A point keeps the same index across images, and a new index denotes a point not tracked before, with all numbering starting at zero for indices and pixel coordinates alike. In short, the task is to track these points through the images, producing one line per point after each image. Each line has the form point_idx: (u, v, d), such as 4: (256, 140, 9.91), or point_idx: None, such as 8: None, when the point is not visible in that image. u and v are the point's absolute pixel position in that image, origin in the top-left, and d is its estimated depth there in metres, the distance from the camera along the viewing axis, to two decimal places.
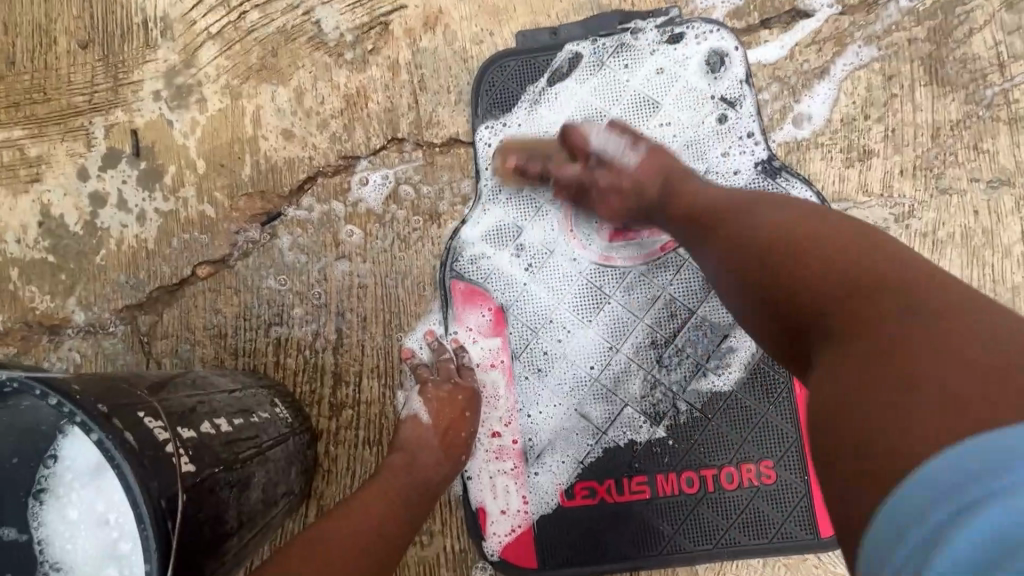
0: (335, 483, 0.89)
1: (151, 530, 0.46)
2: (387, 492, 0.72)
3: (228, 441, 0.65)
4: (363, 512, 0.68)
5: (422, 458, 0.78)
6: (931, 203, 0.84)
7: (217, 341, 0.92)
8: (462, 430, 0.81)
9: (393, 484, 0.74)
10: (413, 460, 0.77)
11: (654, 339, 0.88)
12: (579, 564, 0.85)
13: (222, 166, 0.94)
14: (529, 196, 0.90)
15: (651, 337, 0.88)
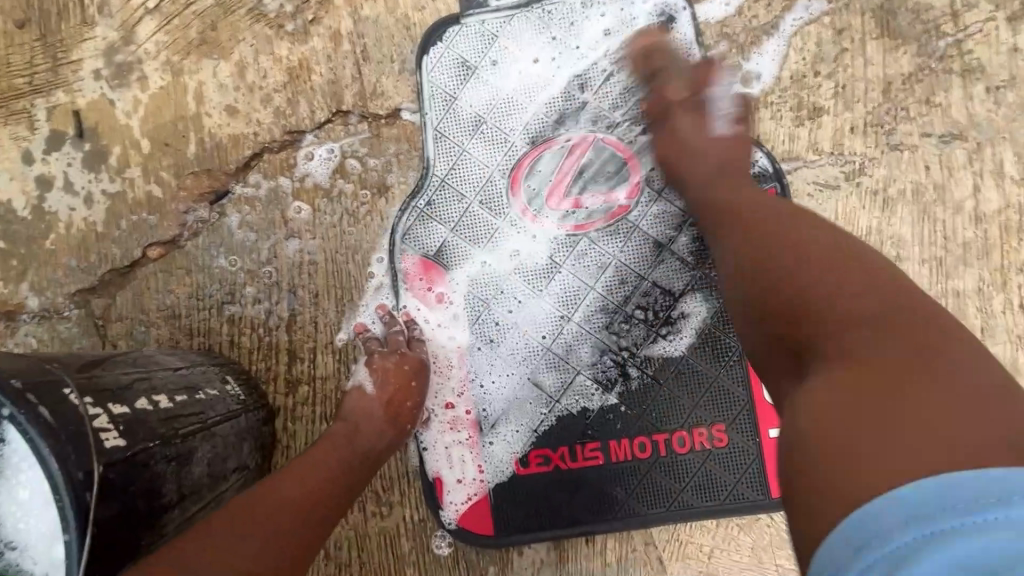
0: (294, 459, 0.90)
1: (68, 501, 0.48)
2: (326, 457, 0.73)
3: (167, 417, 0.65)
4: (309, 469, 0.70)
5: (366, 426, 0.79)
6: (882, 159, 0.83)
7: (171, 322, 0.92)
8: (407, 399, 0.82)
9: (337, 452, 0.74)
10: (358, 428, 0.78)
11: (605, 306, 0.88)
12: (535, 530, 0.86)
13: (167, 145, 0.92)
14: (477, 166, 0.89)
15: (602, 304, 0.88)
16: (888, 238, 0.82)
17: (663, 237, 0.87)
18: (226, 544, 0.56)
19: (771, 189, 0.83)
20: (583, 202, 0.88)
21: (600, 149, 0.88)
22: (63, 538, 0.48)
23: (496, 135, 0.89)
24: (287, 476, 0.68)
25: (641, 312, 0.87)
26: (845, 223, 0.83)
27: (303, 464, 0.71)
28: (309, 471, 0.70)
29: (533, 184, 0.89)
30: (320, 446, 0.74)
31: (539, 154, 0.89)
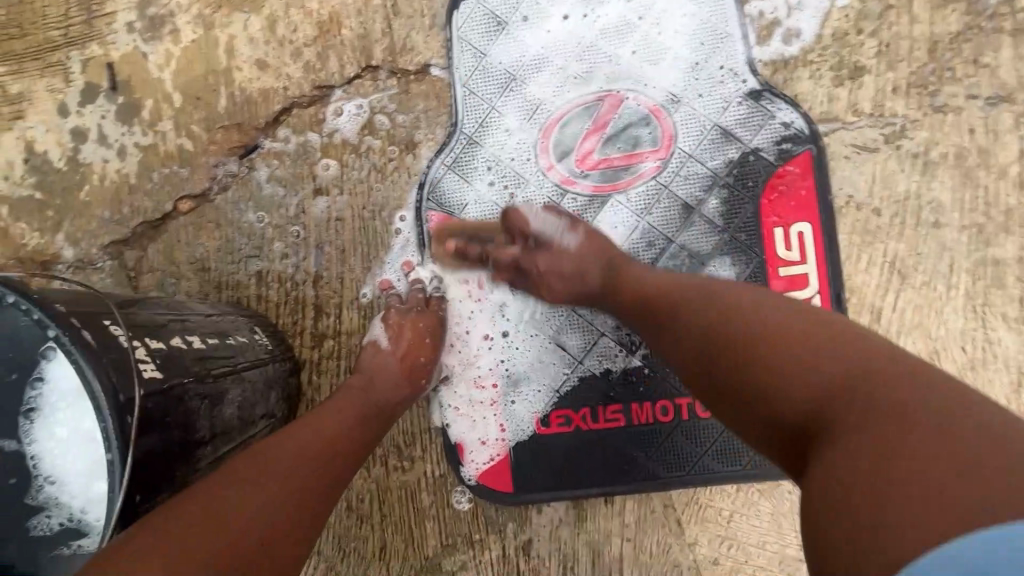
0: None
1: (110, 420, 0.49)
2: (344, 408, 0.73)
3: (200, 357, 0.67)
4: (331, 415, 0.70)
5: (381, 381, 0.79)
6: (924, 122, 0.80)
7: (201, 275, 0.93)
8: (421, 353, 0.83)
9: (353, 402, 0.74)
10: (374, 379, 0.79)
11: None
12: (555, 488, 0.87)
13: (199, 99, 0.93)
14: (507, 125, 0.89)
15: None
16: (927, 203, 0.80)
17: (691, 200, 0.85)
18: (252, 497, 0.56)
19: (806, 152, 0.82)
20: (613, 162, 0.87)
21: (632, 108, 0.87)
22: (107, 457, 0.49)
23: (527, 92, 0.89)
24: (305, 425, 0.67)
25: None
26: (882, 186, 0.81)
27: (323, 415, 0.70)
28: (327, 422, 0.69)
29: (562, 143, 0.88)
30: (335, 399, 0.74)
31: (570, 112, 0.88)
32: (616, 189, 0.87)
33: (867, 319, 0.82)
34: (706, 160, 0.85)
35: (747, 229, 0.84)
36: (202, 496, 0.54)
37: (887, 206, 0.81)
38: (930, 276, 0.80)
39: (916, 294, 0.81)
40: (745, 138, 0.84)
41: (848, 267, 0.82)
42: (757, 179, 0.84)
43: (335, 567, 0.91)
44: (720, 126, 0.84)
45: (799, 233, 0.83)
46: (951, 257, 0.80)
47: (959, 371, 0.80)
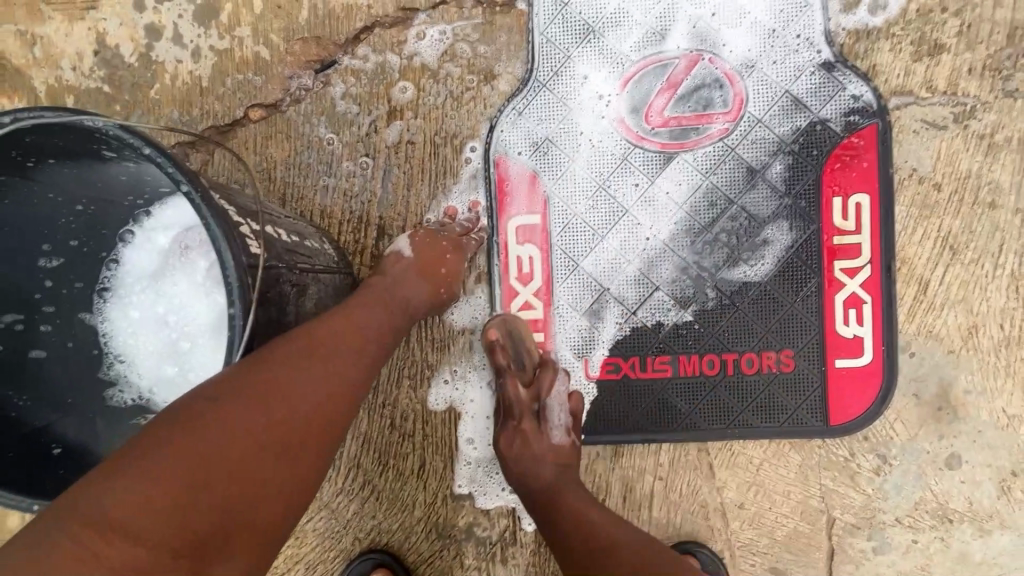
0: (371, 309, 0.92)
1: (234, 277, 0.51)
2: (371, 302, 0.71)
3: (289, 249, 0.68)
4: (370, 308, 0.69)
5: (403, 286, 0.77)
6: (994, 104, 0.83)
7: (266, 184, 0.94)
8: (441, 266, 0.82)
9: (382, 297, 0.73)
10: (399, 284, 0.77)
11: (691, 226, 0.88)
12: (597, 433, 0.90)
13: (279, 8, 0.93)
14: (581, 74, 0.89)
15: (689, 225, 0.88)
16: (986, 183, 0.83)
17: (757, 163, 0.86)
18: (291, 378, 0.56)
19: (873, 125, 0.84)
20: (683, 121, 0.87)
21: (707, 69, 0.87)
22: (230, 312, 0.51)
23: (604, 43, 0.89)
24: (340, 325, 0.64)
25: (725, 234, 0.87)
26: (946, 163, 0.84)
27: (362, 305, 0.69)
28: (356, 313, 0.67)
29: (636, 99, 0.88)
30: (365, 293, 0.73)
31: (646, 69, 0.88)
32: (683, 148, 0.88)
33: (914, 289, 0.85)
34: (774, 126, 0.86)
35: (808, 197, 0.86)
36: (255, 366, 0.55)
37: (948, 182, 0.84)
38: (980, 254, 0.84)
39: (963, 270, 0.84)
40: (815, 108, 0.85)
41: (904, 238, 0.85)
42: (823, 148, 0.85)
43: (373, 480, 0.95)
44: (791, 95, 0.86)
45: (857, 203, 0.85)
46: (1002, 238, 0.84)
47: (994, 346, 0.85)
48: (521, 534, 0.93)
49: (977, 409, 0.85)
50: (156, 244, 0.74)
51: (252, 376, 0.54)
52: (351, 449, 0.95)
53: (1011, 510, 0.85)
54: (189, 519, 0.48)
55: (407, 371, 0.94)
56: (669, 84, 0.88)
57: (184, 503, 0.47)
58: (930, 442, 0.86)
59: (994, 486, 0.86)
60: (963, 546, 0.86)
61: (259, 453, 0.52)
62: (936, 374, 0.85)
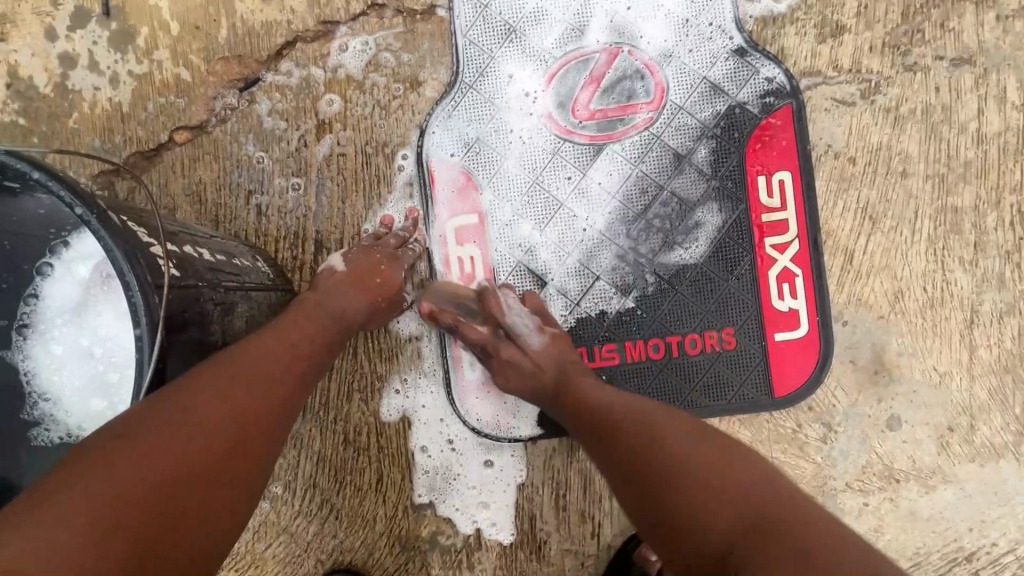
0: None
1: (139, 297, 0.50)
2: (299, 315, 0.71)
3: (212, 268, 0.67)
4: (305, 324, 0.70)
5: (339, 295, 0.76)
6: (895, 79, 0.87)
7: (197, 207, 0.93)
8: (378, 276, 0.80)
9: (316, 310, 0.73)
10: (334, 289, 0.76)
11: (627, 215, 0.90)
12: (553, 427, 0.91)
13: (197, 29, 0.92)
14: (506, 74, 0.90)
15: (624, 214, 0.90)
16: (896, 154, 0.88)
17: (682, 149, 0.89)
18: (222, 404, 0.56)
19: (787, 105, 0.88)
20: (609, 113, 0.89)
21: (626, 61, 0.89)
22: (135, 333, 0.50)
23: (526, 42, 0.90)
24: (269, 340, 0.65)
25: (659, 219, 0.89)
26: (858, 137, 0.88)
27: (293, 320, 0.70)
28: (286, 330, 0.68)
29: (563, 93, 0.90)
30: (295, 312, 0.72)
31: (568, 65, 0.90)
32: (611, 139, 0.89)
33: (840, 260, 0.88)
34: (696, 112, 0.89)
35: (733, 178, 0.88)
36: (177, 390, 0.55)
37: (861, 156, 0.88)
38: (897, 222, 0.88)
39: (883, 238, 0.88)
40: (732, 92, 0.88)
41: (826, 211, 0.88)
42: (743, 130, 0.88)
43: (331, 499, 0.93)
44: (709, 81, 0.88)
45: (780, 180, 0.88)
46: (916, 204, 0.88)
47: (919, 309, 0.88)
48: (486, 539, 0.92)
49: (910, 370, 0.89)
50: (77, 274, 0.70)
51: (172, 407, 0.53)
52: (305, 469, 0.93)
53: (951, 465, 0.89)
54: (116, 544, 0.45)
55: (356, 385, 0.93)
56: (595, 75, 0.89)
57: (93, 541, 0.44)
58: (870, 406, 0.89)
59: (934, 443, 0.89)
60: (911, 504, 0.89)
61: (197, 467, 0.51)
62: (869, 340, 0.89)
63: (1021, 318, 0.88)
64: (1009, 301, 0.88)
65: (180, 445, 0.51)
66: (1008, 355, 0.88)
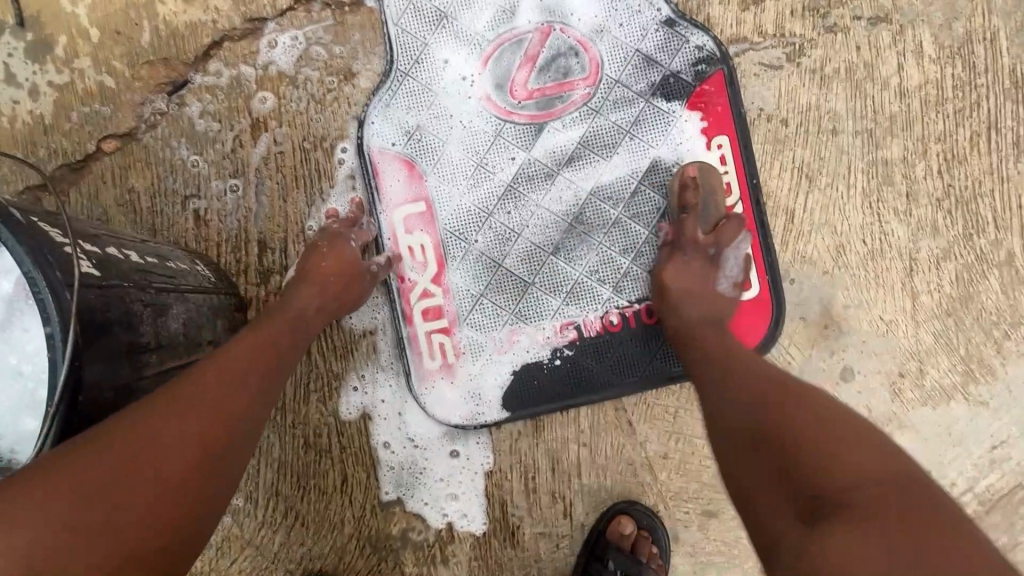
0: None
1: (48, 296, 0.50)
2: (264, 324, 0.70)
3: (140, 269, 0.65)
4: (275, 332, 0.69)
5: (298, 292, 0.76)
6: (818, 41, 0.90)
7: (133, 217, 0.90)
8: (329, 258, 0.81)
9: (286, 318, 0.72)
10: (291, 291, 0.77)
11: (575, 193, 0.90)
12: (517, 409, 0.90)
13: (119, 34, 0.89)
14: (440, 59, 0.90)
15: (572, 192, 0.90)
16: (825, 113, 0.90)
17: (622, 121, 0.90)
18: (197, 421, 0.55)
19: (719, 71, 0.89)
20: (546, 91, 0.90)
21: (559, 40, 0.90)
22: (47, 332, 0.50)
23: (457, 26, 0.90)
24: (240, 353, 0.63)
25: (606, 194, 0.90)
26: (787, 99, 0.90)
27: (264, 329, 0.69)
28: (258, 340, 0.66)
29: (500, 74, 0.90)
30: (269, 321, 0.71)
31: (502, 47, 0.90)
32: (550, 117, 0.90)
33: (782, 220, 0.91)
34: (631, 84, 0.90)
35: (674, 145, 0.89)
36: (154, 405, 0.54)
37: (793, 117, 0.90)
38: (833, 178, 0.90)
39: (821, 195, 0.90)
40: (665, 62, 0.90)
41: (764, 174, 0.91)
42: (679, 98, 0.89)
43: (295, 505, 0.91)
44: (642, 53, 0.90)
45: (719, 146, 0.89)
46: (848, 160, 0.90)
47: (861, 261, 0.91)
48: (458, 531, 0.90)
49: (858, 322, 0.91)
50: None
51: (148, 424, 0.52)
52: (266, 477, 0.91)
53: (905, 411, 0.91)
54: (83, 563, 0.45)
55: (313, 386, 0.91)
56: (530, 55, 0.90)
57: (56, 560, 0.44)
58: (823, 359, 0.91)
59: (888, 390, 0.91)
60: None
61: (176, 489, 0.51)
62: (816, 296, 0.91)
63: (957, 262, 0.91)
64: (945, 247, 0.91)
65: (153, 465, 0.51)
66: (949, 299, 0.91)
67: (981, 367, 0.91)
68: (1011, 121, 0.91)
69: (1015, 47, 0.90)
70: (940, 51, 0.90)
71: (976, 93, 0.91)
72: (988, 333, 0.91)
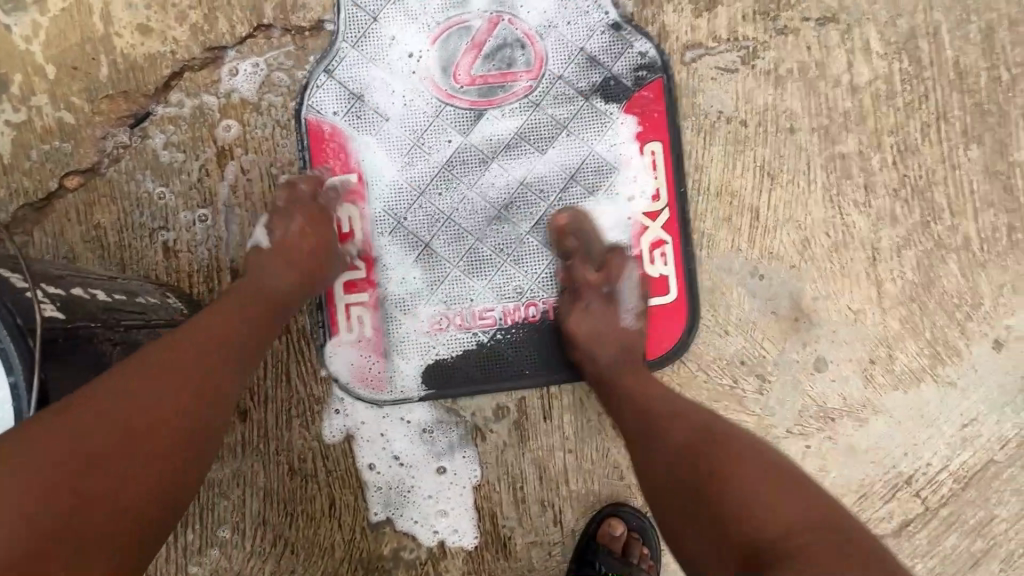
0: None
1: (11, 345, 0.50)
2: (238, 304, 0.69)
3: (107, 307, 0.65)
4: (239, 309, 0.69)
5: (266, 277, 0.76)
6: (770, 43, 0.93)
7: (101, 253, 0.88)
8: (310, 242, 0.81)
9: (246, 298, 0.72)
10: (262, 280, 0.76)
11: (508, 181, 0.91)
12: (435, 394, 0.90)
13: (75, 70, 0.88)
14: (388, 36, 0.90)
15: (505, 181, 0.91)
16: (782, 112, 0.93)
17: (558, 116, 0.91)
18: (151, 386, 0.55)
19: (658, 80, 0.92)
20: (489, 79, 0.91)
21: (507, 30, 0.91)
22: (9, 381, 0.49)
23: (408, 5, 0.90)
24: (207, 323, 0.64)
25: (539, 187, 0.91)
26: (745, 101, 0.93)
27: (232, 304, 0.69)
28: (221, 313, 0.67)
29: (444, 54, 0.90)
30: (237, 296, 0.71)
31: (450, 29, 0.90)
32: (491, 105, 0.91)
33: (748, 218, 0.93)
34: (573, 82, 0.91)
35: (604, 143, 0.91)
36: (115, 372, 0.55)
37: (751, 118, 0.93)
38: (793, 175, 0.93)
39: (783, 191, 0.93)
40: (608, 64, 0.91)
41: (727, 174, 0.93)
42: (616, 101, 0.91)
43: (284, 533, 0.90)
44: (586, 52, 0.91)
45: (652, 152, 0.92)
46: (807, 156, 0.93)
47: (826, 254, 0.93)
48: (449, 546, 0.90)
49: (827, 313, 0.93)
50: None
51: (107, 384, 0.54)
52: (252, 506, 0.90)
53: (878, 396, 0.94)
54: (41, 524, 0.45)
55: (295, 411, 0.90)
56: (478, 41, 0.91)
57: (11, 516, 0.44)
58: (797, 351, 0.93)
59: (860, 378, 0.94)
60: (848, 439, 0.94)
61: (128, 450, 0.51)
62: (786, 290, 0.93)
63: (917, 249, 0.94)
64: (904, 235, 0.94)
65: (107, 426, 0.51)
66: (912, 285, 0.94)
67: (946, 349, 0.94)
68: (957, 112, 0.94)
69: (956, 40, 0.94)
70: (886, 47, 0.94)
71: (923, 85, 0.94)
72: (951, 316, 0.94)
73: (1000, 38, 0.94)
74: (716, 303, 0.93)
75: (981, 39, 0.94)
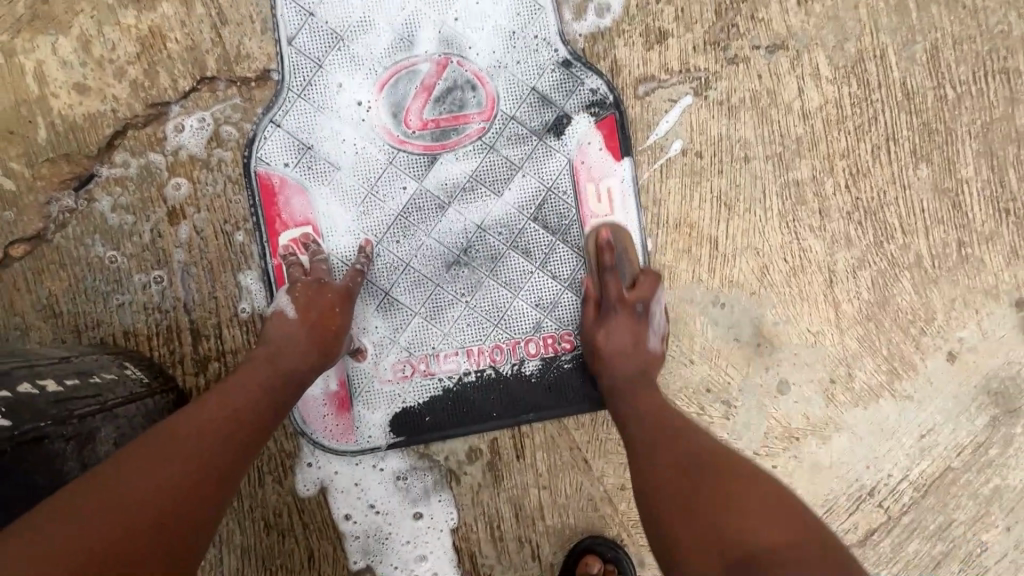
0: (189, 374, 0.88)
1: None
2: (249, 381, 0.72)
3: (59, 400, 0.64)
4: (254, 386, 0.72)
5: (284, 347, 0.78)
6: (722, 73, 0.93)
7: (54, 321, 0.86)
8: (331, 324, 0.81)
9: (260, 375, 0.74)
10: (280, 353, 0.77)
11: (465, 225, 0.91)
12: (404, 442, 0.91)
13: (13, 134, 0.85)
14: (335, 83, 0.88)
15: (462, 225, 0.91)
16: (736, 142, 0.94)
17: (512, 157, 0.91)
18: (170, 462, 0.59)
19: (610, 116, 0.92)
20: (441, 123, 0.90)
21: (456, 72, 0.90)
22: None
23: (354, 51, 0.88)
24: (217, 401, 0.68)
25: (497, 229, 0.91)
26: (700, 132, 0.93)
27: (247, 377, 0.73)
28: (233, 393, 0.70)
29: (395, 99, 0.89)
30: (251, 368, 0.75)
31: (398, 74, 0.89)
32: (445, 148, 0.90)
33: (707, 249, 0.94)
34: (525, 121, 0.91)
35: (559, 183, 0.92)
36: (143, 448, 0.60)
37: (706, 149, 0.93)
38: (750, 204, 0.94)
39: (741, 220, 0.94)
40: (559, 102, 0.91)
41: (685, 206, 0.94)
42: (570, 139, 0.91)
43: None
44: (537, 91, 0.91)
45: (608, 188, 0.92)
46: (762, 184, 0.94)
47: (785, 279, 0.95)
48: None
49: (788, 336, 0.95)
50: None
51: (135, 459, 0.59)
52: (230, 564, 0.90)
53: (839, 413, 0.97)
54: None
55: (267, 467, 0.90)
56: (428, 85, 0.89)
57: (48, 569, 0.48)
58: (760, 375, 0.95)
59: (822, 397, 0.96)
60: (814, 455, 0.97)
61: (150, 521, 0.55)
62: (747, 317, 0.95)
63: (872, 269, 0.96)
64: (859, 256, 0.96)
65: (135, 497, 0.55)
66: (867, 305, 0.96)
67: (903, 365, 0.97)
68: (906, 132, 0.96)
69: (903, 62, 0.96)
70: (835, 72, 0.95)
71: (872, 108, 0.96)
72: (906, 333, 0.97)
73: (945, 58, 0.96)
74: (680, 334, 0.95)
75: (926, 59, 0.96)
